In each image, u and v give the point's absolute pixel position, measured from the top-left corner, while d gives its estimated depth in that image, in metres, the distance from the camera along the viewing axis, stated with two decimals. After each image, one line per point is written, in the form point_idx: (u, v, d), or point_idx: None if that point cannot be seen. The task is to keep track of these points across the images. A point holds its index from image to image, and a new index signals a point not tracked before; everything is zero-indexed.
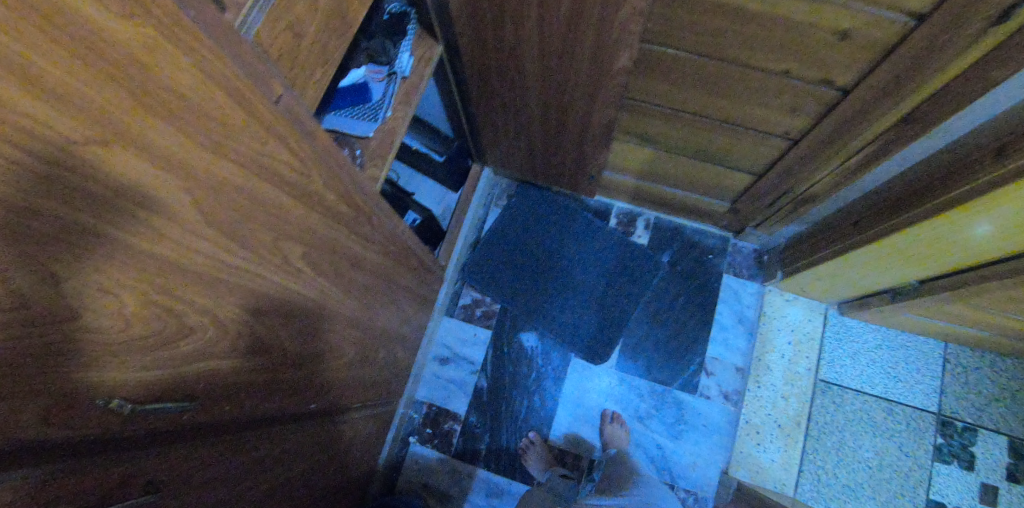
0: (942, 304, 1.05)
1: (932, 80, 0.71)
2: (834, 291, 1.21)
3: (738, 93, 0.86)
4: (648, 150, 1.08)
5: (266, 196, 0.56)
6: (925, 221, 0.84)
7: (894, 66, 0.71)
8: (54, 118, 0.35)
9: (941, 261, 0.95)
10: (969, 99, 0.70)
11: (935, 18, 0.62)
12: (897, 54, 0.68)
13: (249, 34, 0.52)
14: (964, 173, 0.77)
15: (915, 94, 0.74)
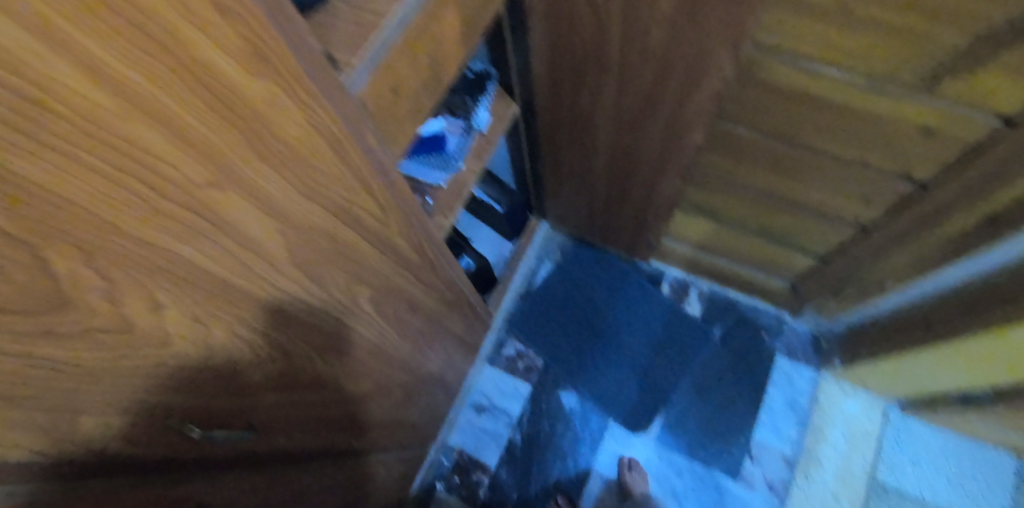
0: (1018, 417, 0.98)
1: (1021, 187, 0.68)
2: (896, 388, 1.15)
3: (814, 178, 0.85)
4: (711, 223, 1.07)
5: (346, 239, 0.59)
6: (1010, 330, 0.79)
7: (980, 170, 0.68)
8: (188, 163, 0.38)
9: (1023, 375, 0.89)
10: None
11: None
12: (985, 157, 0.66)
13: (355, 90, 0.54)
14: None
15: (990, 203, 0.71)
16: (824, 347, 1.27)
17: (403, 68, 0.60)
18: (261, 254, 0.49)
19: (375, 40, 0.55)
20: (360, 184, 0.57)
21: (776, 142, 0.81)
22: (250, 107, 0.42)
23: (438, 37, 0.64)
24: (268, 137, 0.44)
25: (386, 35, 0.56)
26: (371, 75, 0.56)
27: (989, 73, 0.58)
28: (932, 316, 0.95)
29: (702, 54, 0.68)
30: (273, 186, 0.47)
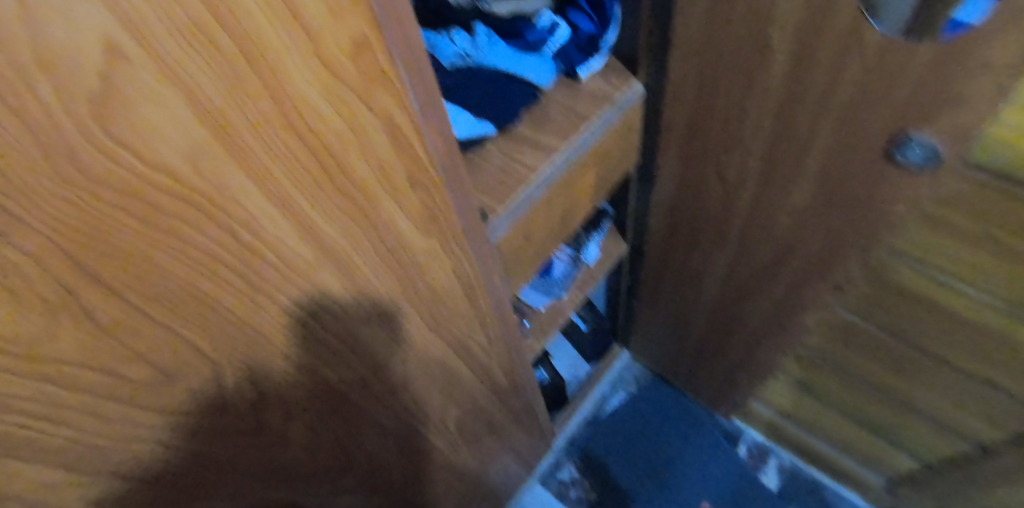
0: None
1: None
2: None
3: (933, 387, 0.79)
4: (806, 398, 1.01)
5: (451, 364, 0.62)
6: None
7: None
8: (343, 296, 0.44)
9: None
10: None
11: None
12: None
13: (494, 238, 0.60)
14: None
15: None
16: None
17: (540, 219, 0.66)
18: (379, 373, 0.53)
19: (519, 195, 0.61)
20: (477, 318, 0.61)
21: (892, 339, 0.76)
22: (413, 254, 0.47)
23: (574, 191, 0.70)
24: (418, 280, 0.50)
25: (530, 191, 0.63)
26: (512, 225, 0.61)
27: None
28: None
29: (828, 245, 0.69)
30: (407, 319, 0.52)
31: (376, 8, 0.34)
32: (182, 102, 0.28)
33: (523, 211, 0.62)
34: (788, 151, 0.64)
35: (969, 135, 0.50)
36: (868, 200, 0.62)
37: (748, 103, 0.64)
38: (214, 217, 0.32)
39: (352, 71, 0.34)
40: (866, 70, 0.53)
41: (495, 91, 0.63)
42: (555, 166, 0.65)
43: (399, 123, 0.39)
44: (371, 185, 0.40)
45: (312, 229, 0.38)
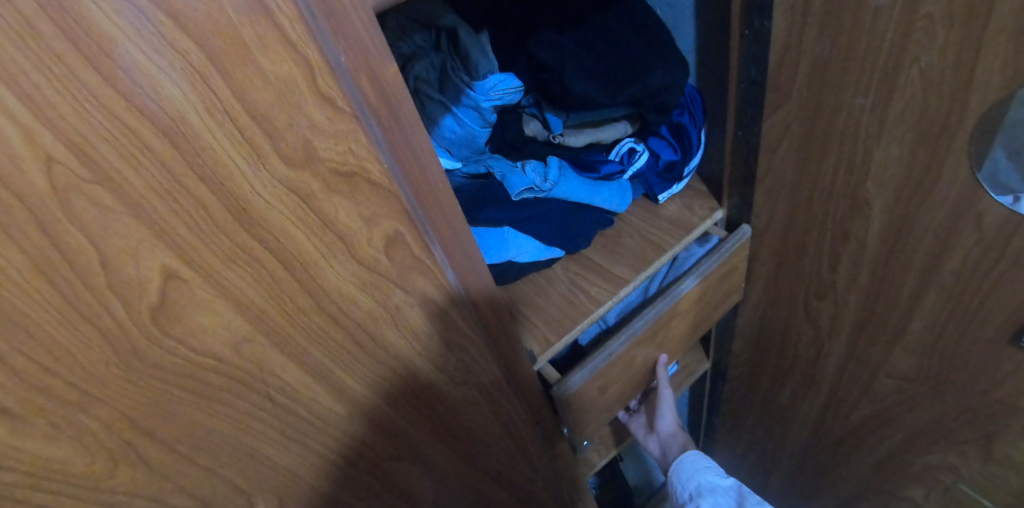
0: None
1: None
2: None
3: None
4: None
5: (490, 496, 0.60)
6: None
7: None
8: (376, 441, 0.46)
9: None
10: None
11: None
12: None
13: (565, 389, 0.58)
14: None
15: None
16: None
17: (616, 371, 0.63)
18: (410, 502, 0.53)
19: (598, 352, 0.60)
20: (520, 452, 0.59)
21: None
22: (445, 405, 0.48)
23: (658, 341, 0.67)
24: (453, 422, 0.50)
25: (611, 346, 0.61)
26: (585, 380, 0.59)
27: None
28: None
29: (944, 421, 0.58)
30: (440, 456, 0.52)
31: (411, 210, 0.37)
32: (227, 306, 0.33)
33: (598, 368, 0.60)
34: (889, 307, 0.57)
35: None
36: (993, 382, 0.52)
37: (842, 251, 0.58)
38: (251, 387, 0.36)
39: (387, 265, 0.37)
40: (982, 241, 0.46)
41: (568, 223, 0.62)
42: (641, 320, 0.63)
43: (433, 300, 0.41)
44: (406, 352, 0.42)
45: (346, 389, 0.41)
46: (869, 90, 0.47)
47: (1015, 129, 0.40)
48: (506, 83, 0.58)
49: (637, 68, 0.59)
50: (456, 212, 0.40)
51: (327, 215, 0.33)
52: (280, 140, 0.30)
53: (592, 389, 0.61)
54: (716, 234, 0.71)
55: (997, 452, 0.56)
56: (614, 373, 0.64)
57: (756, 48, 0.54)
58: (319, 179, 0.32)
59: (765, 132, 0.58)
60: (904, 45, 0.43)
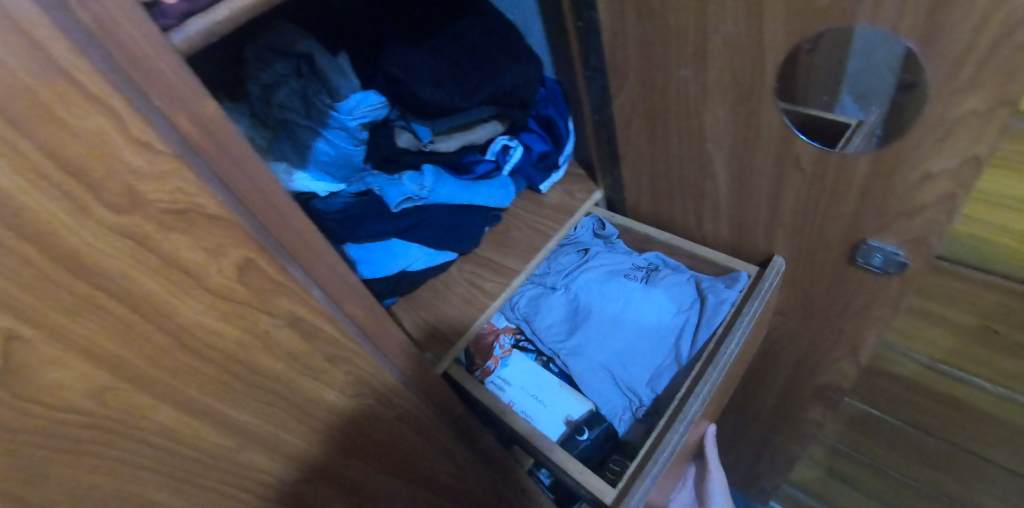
0: None
1: None
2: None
3: (978, 485, 0.68)
4: (839, 490, 0.90)
5: (417, 499, 0.62)
6: None
7: None
8: (275, 468, 0.46)
9: None
10: None
11: None
12: None
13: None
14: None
15: None
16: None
17: (675, 466, 0.54)
18: None
19: (656, 453, 0.51)
20: (440, 453, 0.61)
21: (921, 433, 0.69)
22: (344, 419, 0.49)
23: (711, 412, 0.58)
24: (360, 434, 0.51)
25: (668, 441, 0.51)
26: (648, 494, 0.49)
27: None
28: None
29: (817, 343, 0.65)
30: (355, 470, 0.53)
31: (260, 237, 0.38)
32: (83, 360, 0.32)
33: (661, 474, 0.50)
34: (752, 248, 0.62)
35: (930, 243, 0.48)
36: (842, 302, 0.59)
37: (702, 208, 0.64)
38: (126, 434, 0.36)
39: (246, 292, 0.38)
40: (806, 180, 0.52)
41: (451, 226, 0.65)
42: (695, 399, 0.53)
43: (305, 320, 0.42)
44: (289, 374, 0.43)
45: (231, 420, 0.42)
46: (688, 62, 0.52)
47: (854, 77, 0.45)
48: (368, 100, 0.58)
49: (491, 71, 0.62)
50: (312, 232, 0.42)
51: (169, 254, 0.34)
52: (102, 192, 0.30)
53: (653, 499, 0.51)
54: (743, 270, 0.63)
55: (863, 361, 0.63)
56: (675, 468, 0.53)
57: (591, 37, 0.59)
58: (154, 223, 0.32)
59: (616, 112, 0.63)
60: (705, 19, 0.48)
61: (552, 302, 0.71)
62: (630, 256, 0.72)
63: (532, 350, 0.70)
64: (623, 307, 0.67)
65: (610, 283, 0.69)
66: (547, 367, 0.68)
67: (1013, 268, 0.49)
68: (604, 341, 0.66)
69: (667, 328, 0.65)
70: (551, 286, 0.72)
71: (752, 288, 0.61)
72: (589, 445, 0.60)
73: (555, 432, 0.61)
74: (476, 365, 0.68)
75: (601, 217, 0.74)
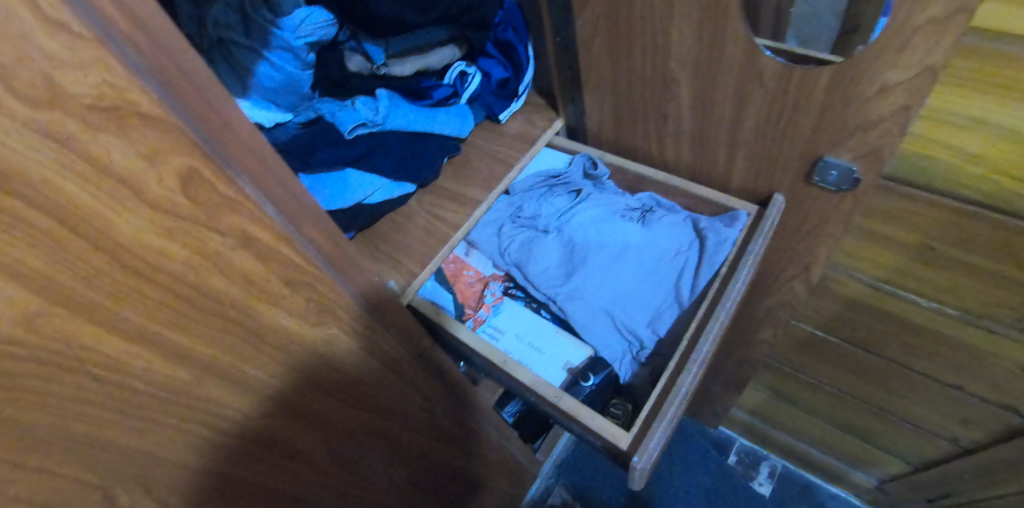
0: None
1: None
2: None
3: (908, 394, 0.74)
4: (780, 407, 0.96)
5: (385, 430, 0.61)
6: None
7: None
8: (235, 401, 0.44)
9: None
10: None
11: None
12: None
13: (644, 462, 0.42)
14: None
15: None
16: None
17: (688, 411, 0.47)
18: (299, 456, 0.53)
19: (670, 397, 0.44)
20: (405, 383, 0.60)
21: (861, 350, 0.73)
22: (305, 348, 0.47)
23: None
24: (325, 366, 0.50)
25: (683, 381, 0.45)
26: (665, 438, 0.44)
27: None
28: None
29: (769, 262, 0.67)
30: (323, 405, 0.52)
31: (205, 145, 0.34)
32: (7, 282, 0.27)
33: (678, 417, 0.44)
34: (713, 171, 0.63)
35: (883, 156, 0.50)
36: (797, 221, 0.61)
37: (664, 132, 0.63)
38: (67, 370, 0.32)
39: (191, 207, 0.34)
40: (768, 96, 0.52)
41: (411, 155, 0.61)
42: (707, 337, 0.47)
43: (257, 240, 0.39)
44: (244, 300, 0.40)
45: (185, 351, 0.38)
46: None
47: (799, 21, 0.49)
48: (314, 17, 0.53)
49: None
50: (264, 148, 0.38)
51: (100, 159, 0.29)
52: (9, 78, 0.24)
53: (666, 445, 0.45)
54: (741, 210, 0.57)
55: (812, 277, 0.66)
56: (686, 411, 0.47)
57: None
58: (77, 120, 0.27)
59: (579, 33, 0.61)
60: None
61: (544, 244, 0.60)
62: (622, 196, 0.63)
63: (521, 297, 0.61)
64: (621, 246, 0.58)
65: (604, 220, 0.59)
66: (540, 313, 0.59)
67: (953, 183, 0.49)
68: (603, 283, 0.56)
69: (667, 268, 0.56)
70: (540, 227, 0.61)
71: (754, 224, 0.55)
72: (594, 390, 0.53)
73: (555, 378, 0.53)
74: (463, 312, 0.59)
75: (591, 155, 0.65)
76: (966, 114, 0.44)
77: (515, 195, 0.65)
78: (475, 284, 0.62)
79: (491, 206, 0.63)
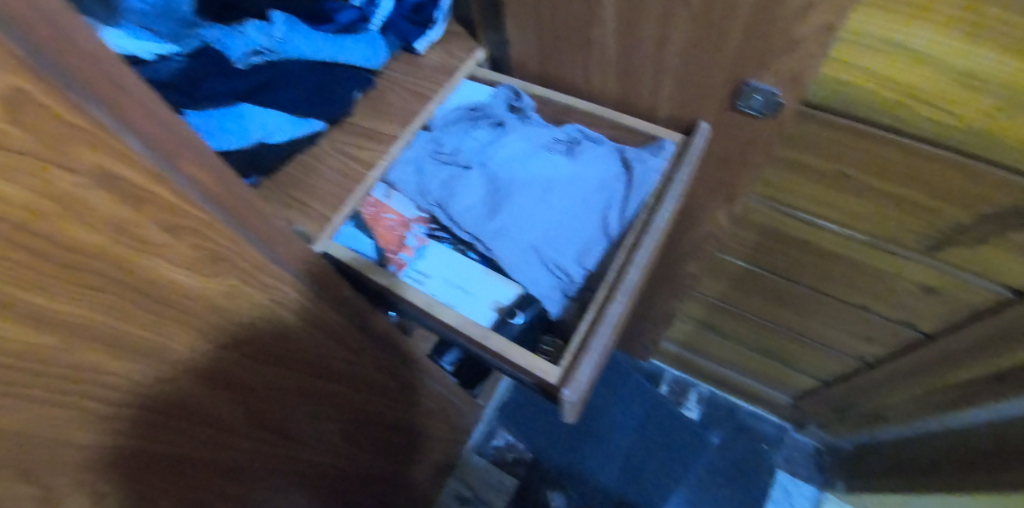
0: None
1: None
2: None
3: (820, 318, 0.79)
4: (707, 337, 1.01)
5: (309, 386, 0.58)
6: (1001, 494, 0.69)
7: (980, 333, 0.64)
8: (124, 366, 0.38)
9: None
10: None
11: None
12: (984, 322, 0.63)
13: (574, 393, 0.41)
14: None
15: (986, 362, 0.67)
16: (828, 464, 1.09)
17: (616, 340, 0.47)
18: (214, 422, 0.49)
19: (599, 327, 0.43)
20: (326, 336, 0.56)
21: (779, 278, 0.76)
22: (206, 305, 0.42)
23: None
24: (231, 324, 0.45)
25: (610, 311, 0.44)
26: (594, 369, 0.43)
27: (1007, 241, 0.54)
28: (931, 461, 0.82)
29: (696, 194, 0.68)
30: (234, 367, 0.47)
31: (29, 57, 0.24)
32: None
33: (606, 347, 0.43)
34: (641, 100, 0.61)
35: (805, 80, 0.49)
36: (722, 149, 0.60)
37: (590, 60, 0.60)
38: None
39: (31, 142, 0.25)
40: (695, 18, 0.50)
41: (317, 88, 0.55)
42: (634, 266, 0.46)
43: (125, 181, 0.32)
44: (134, 259, 0.34)
45: (58, 317, 0.31)
46: None
47: None
48: None
49: None
50: (114, 65, 0.31)
51: None
52: None
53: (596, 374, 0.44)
54: (666, 139, 0.56)
55: (736, 207, 0.67)
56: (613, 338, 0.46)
57: None
58: None
59: None
60: None
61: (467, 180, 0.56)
62: (547, 128, 0.60)
63: (447, 239, 0.57)
64: (548, 179, 0.54)
65: (529, 153, 0.56)
66: (468, 256, 0.55)
67: (867, 111, 0.49)
68: (530, 219, 0.52)
69: (595, 200, 0.54)
70: (461, 162, 0.57)
71: (678, 156, 0.54)
72: (526, 327, 0.51)
73: (485, 319, 0.50)
74: (385, 257, 0.54)
75: (515, 86, 0.61)
76: (886, 38, 0.43)
77: (434, 131, 0.60)
78: (397, 227, 0.56)
79: (408, 143, 0.58)
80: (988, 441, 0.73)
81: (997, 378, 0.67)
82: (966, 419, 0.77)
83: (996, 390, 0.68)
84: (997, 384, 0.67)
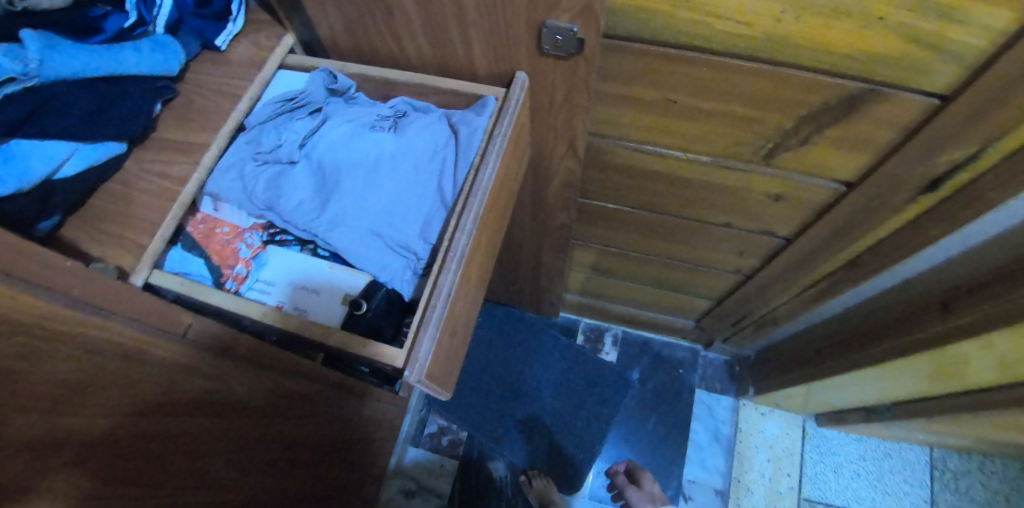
0: (915, 427, 0.99)
1: (867, 232, 0.67)
2: (798, 408, 1.13)
3: (693, 241, 0.82)
4: (605, 281, 1.04)
5: None
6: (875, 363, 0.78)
7: (829, 227, 0.69)
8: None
9: (911, 388, 0.87)
10: (911, 249, 0.63)
11: (863, 189, 0.62)
12: (828, 217, 0.68)
13: (419, 370, 0.43)
14: (917, 321, 0.69)
15: (841, 253, 0.72)
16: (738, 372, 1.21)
17: (460, 308, 0.49)
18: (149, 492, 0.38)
19: (433, 301, 0.44)
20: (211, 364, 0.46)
21: (647, 212, 0.78)
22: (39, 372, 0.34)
23: (487, 245, 0.53)
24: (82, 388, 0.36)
25: (442, 283, 0.45)
26: (436, 342, 0.44)
27: (826, 136, 0.57)
28: (818, 351, 0.91)
29: (544, 146, 0.67)
30: (124, 429, 0.38)
31: None
32: None
33: (445, 318, 0.45)
34: (456, 60, 0.57)
35: (596, 12, 0.47)
36: (551, 98, 0.59)
37: (396, 27, 0.56)
38: None
39: None
40: None
41: (100, 107, 0.48)
42: (461, 234, 0.47)
43: None
44: None
45: None
46: None
47: None
48: None
49: None
50: None
51: None
52: None
53: (443, 344, 0.46)
54: (489, 96, 0.56)
55: (587, 150, 0.68)
56: (457, 308, 0.48)
57: None
58: None
59: None
60: None
61: (293, 178, 0.53)
62: (372, 106, 0.57)
63: (291, 242, 0.55)
64: (375, 160, 0.52)
65: (352, 136, 0.53)
66: (317, 254, 0.54)
67: (681, 36, 0.50)
68: (363, 204, 0.51)
69: (427, 171, 0.52)
70: (284, 158, 0.54)
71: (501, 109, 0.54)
72: (377, 313, 0.50)
73: (334, 316, 0.50)
74: (222, 275, 0.52)
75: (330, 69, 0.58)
76: None
77: (251, 130, 0.56)
78: (233, 240, 0.54)
79: (224, 149, 0.55)
80: (861, 321, 0.81)
81: (851, 264, 0.73)
82: (840, 303, 0.84)
83: (857, 275, 0.73)
84: (857, 269, 0.73)
